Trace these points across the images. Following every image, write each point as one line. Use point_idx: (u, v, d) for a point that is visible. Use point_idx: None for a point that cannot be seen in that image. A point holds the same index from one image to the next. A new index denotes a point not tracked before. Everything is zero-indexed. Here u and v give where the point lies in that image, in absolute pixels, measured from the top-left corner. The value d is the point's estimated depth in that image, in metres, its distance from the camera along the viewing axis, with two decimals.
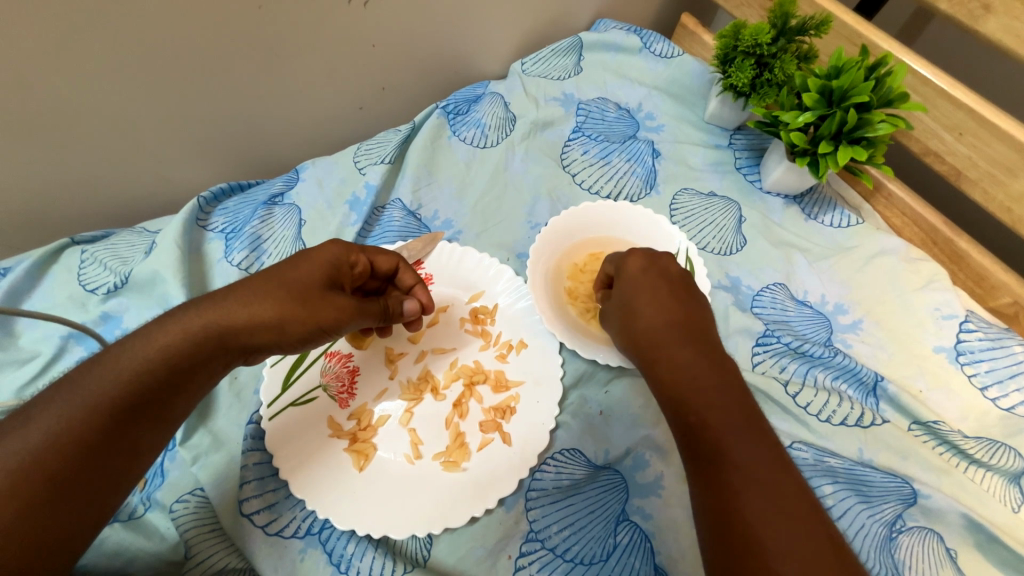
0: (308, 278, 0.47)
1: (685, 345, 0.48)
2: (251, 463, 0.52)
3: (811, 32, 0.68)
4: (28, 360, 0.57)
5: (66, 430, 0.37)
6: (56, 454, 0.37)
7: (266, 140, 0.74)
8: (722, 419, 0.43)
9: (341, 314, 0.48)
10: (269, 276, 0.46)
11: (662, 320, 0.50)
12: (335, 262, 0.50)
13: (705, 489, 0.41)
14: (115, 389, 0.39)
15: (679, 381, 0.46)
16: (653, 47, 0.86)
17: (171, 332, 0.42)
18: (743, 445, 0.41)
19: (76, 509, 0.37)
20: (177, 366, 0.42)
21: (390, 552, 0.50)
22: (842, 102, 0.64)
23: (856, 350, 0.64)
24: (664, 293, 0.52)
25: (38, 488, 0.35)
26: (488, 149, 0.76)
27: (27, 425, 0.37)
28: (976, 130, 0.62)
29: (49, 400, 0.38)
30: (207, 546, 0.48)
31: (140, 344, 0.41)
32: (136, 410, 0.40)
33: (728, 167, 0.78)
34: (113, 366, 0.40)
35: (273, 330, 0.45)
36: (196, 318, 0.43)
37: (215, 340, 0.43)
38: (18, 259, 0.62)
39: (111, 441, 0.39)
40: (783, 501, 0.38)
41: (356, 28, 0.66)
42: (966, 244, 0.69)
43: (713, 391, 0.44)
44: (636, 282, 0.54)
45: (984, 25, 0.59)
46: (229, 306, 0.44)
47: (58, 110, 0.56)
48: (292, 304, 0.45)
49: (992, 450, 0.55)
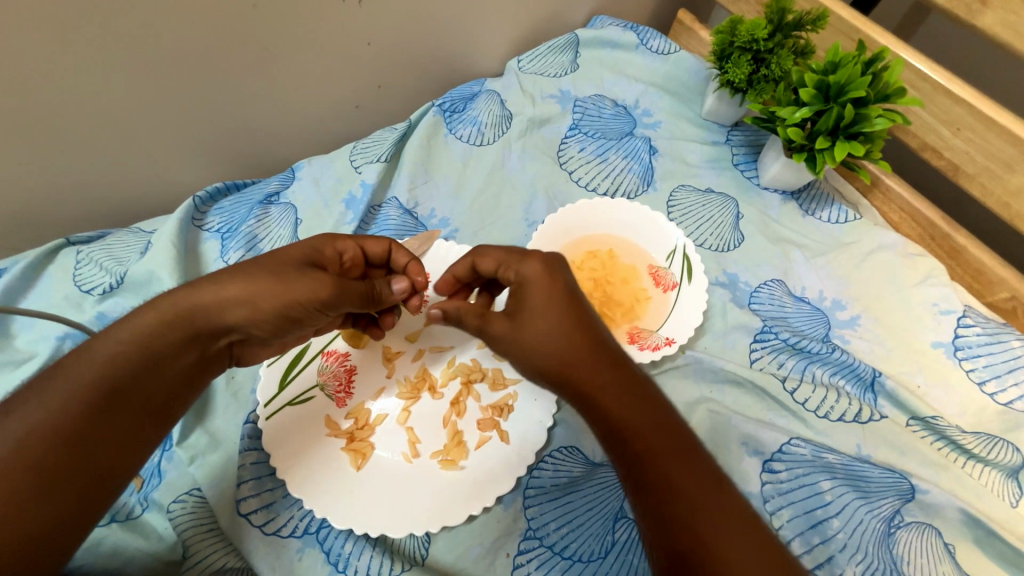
0: (287, 258, 0.48)
1: (606, 366, 0.43)
2: (249, 462, 0.52)
3: (807, 28, 0.68)
4: (24, 361, 0.56)
5: (52, 421, 0.37)
6: (41, 444, 0.37)
7: (262, 139, 0.74)
8: (657, 443, 0.40)
9: (319, 290, 0.47)
10: (258, 259, 0.47)
11: (577, 339, 0.44)
12: (316, 248, 0.50)
13: (655, 524, 0.38)
14: (96, 372, 0.40)
15: (612, 411, 0.42)
16: (650, 43, 0.85)
17: (150, 316, 0.43)
18: (683, 470, 0.39)
19: (65, 500, 0.37)
20: (158, 353, 0.43)
21: (388, 551, 0.50)
22: (839, 97, 0.64)
23: (854, 346, 0.64)
24: (567, 307, 0.46)
25: (21, 477, 0.35)
26: (485, 146, 0.76)
27: (14, 413, 0.37)
28: (974, 125, 0.62)
29: (38, 391, 0.39)
30: (205, 545, 0.48)
31: (122, 328, 0.42)
32: (119, 395, 0.40)
33: (725, 163, 0.78)
34: (97, 352, 0.41)
35: (247, 307, 0.45)
36: (173, 300, 0.44)
37: (188, 321, 0.44)
38: (13, 260, 0.62)
39: (97, 432, 0.39)
40: (734, 522, 0.37)
41: (352, 27, 0.66)
42: (964, 239, 0.68)
43: (643, 416, 0.41)
44: (541, 303, 0.46)
45: (981, 19, 0.59)
46: (204, 289, 0.45)
47: (52, 111, 0.56)
48: (265, 279, 0.45)
49: (990, 445, 0.56)
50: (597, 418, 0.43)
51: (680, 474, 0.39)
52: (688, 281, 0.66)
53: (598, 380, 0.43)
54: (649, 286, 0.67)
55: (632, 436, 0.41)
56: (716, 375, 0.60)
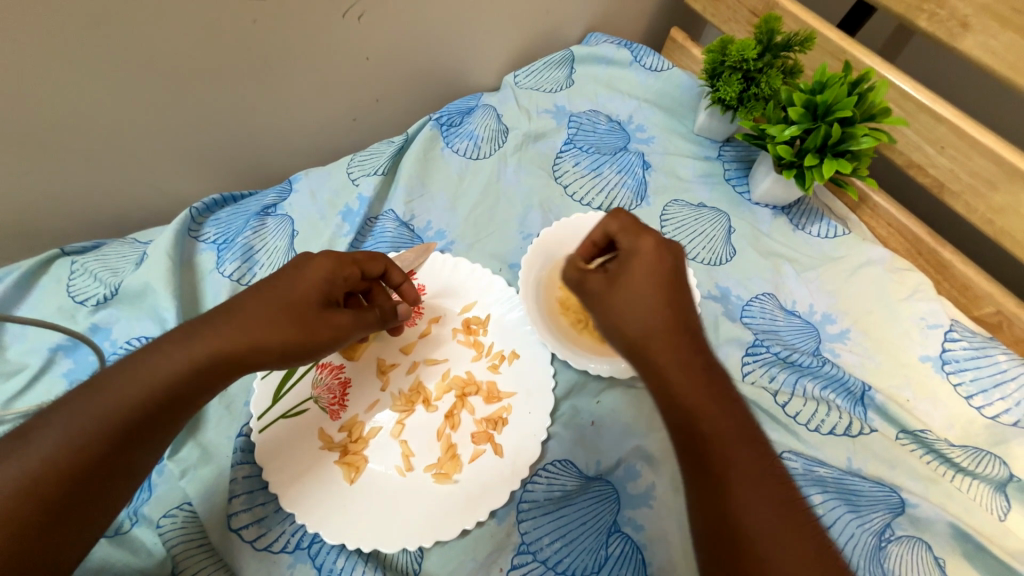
0: (306, 301, 0.48)
1: (685, 347, 0.42)
2: (241, 476, 0.52)
3: (796, 48, 0.69)
4: (15, 373, 0.56)
5: (66, 456, 0.37)
6: (55, 482, 0.37)
7: (259, 151, 0.74)
8: (721, 433, 0.39)
9: (338, 333, 0.50)
10: (279, 298, 0.47)
11: (659, 314, 0.43)
12: (330, 277, 0.50)
13: (708, 511, 0.37)
14: (117, 417, 0.39)
15: (678, 390, 0.41)
16: (644, 60, 0.87)
17: (175, 360, 0.42)
18: (748, 463, 0.38)
19: (71, 536, 0.37)
20: (183, 395, 0.42)
21: (380, 566, 0.50)
22: (827, 116, 0.65)
23: (844, 359, 0.64)
24: (663, 282, 0.44)
25: (33, 514, 0.36)
26: (481, 160, 0.77)
27: (27, 448, 0.37)
28: (958, 143, 0.64)
29: (52, 423, 0.38)
30: (194, 561, 0.48)
31: (143, 370, 0.41)
32: (136, 435, 0.40)
33: (717, 178, 0.79)
34: (116, 391, 0.40)
35: (280, 354, 0.46)
36: (201, 345, 0.43)
37: (221, 367, 0.43)
38: (6, 270, 0.62)
39: (106, 469, 0.39)
40: (792, 525, 0.36)
41: (349, 41, 0.67)
42: (950, 254, 0.70)
43: (713, 403, 0.40)
44: (643, 274, 0.45)
45: (963, 42, 0.61)
46: (232, 331, 0.44)
47: (49, 123, 0.56)
48: (293, 331, 0.46)
49: (978, 458, 0.56)
50: (661, 393, 0.42)
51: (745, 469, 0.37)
52: None
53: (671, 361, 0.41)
54: None
55: (697, 419, 0.40)
56: None
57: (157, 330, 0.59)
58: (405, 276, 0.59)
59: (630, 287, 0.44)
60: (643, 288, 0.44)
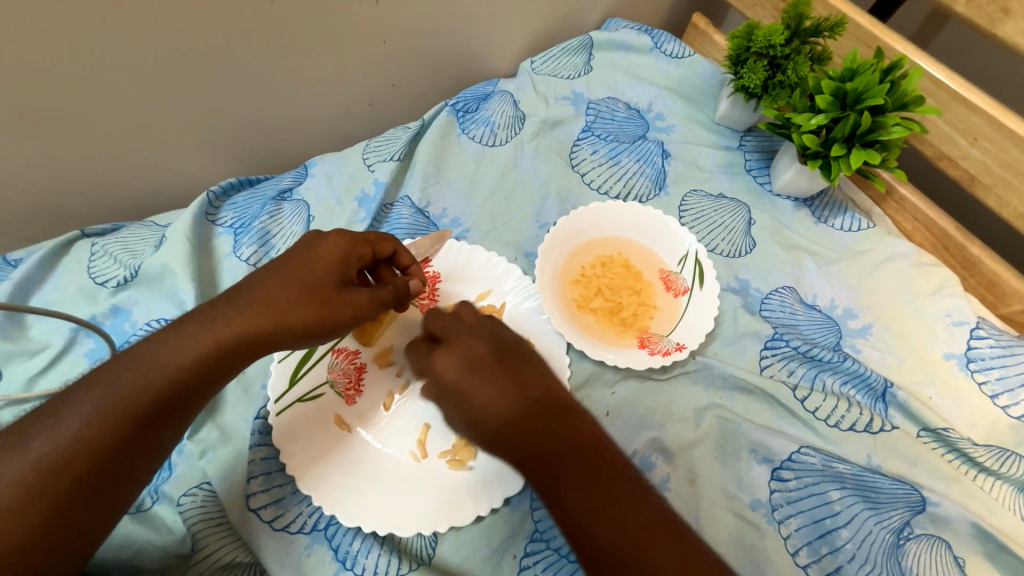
0: (326, 281, 0.48)
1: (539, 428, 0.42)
2: (258, 458, 0.53)
3: (825, 34, 0.67)
4: (38, 351, 0.57)
5: (95, 433, 0.38)
6: (88, 457, 0.37)
7: (276, 136, 0.74)
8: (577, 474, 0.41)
9: (359, 311, 0.49)
10: (300, 279, 0.47)
11: (505, 416, 0.43)
12: (345, 257, 0.50)
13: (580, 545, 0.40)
14: (146, 395, 0.40)
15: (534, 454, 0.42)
16: (665, 46, 0.85)
17: (203, 341, 0.42)
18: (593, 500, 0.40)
19: (102, 512, 0.38)
20: (209, 374, 0.43)
21: (395, 550, 0.50)
22: (856, 104, 0.64)
23: (865, 355, 0.63)
24: (502, 379, 0.44)
25: (65, 489, 0.36)
26: (497, 147, 0.76)
27: (59, 425, 0.38)
28: (991, 134, 0.62)
29: (80, 400, 0.39)
30: (214, 540, 0.48)
31: (170, 349, 0.41)
32: (161, 414, 0.41)
33: (737, 168, 0.78)
34: (143, 370, 0.40)
35: (304, 334, 0.47)
36: (228, 326, 0.43)
37: (247, 347, 0.44)
38: (29, 251, 0.63)
39: (136, 445, 0.39)
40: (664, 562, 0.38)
41: (367, 25, 0.66)
42: (978, 250, 0.68)
43: (557, 457, 0.41)
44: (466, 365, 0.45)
45: (1002, 29, 0.59)
46: (255, 312, 0.44)
47: (70, 105, 0.56)
48: (316, 311, 0.47)
49: (1002, 458, 0.55)
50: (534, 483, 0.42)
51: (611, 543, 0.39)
52: (700, 286, 0.67)
53: (521, 446, 0.42)
54: (660, 291, 0.67)
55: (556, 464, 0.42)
56: (725, 382, 0.60)
57: (174, 312, 0.60)
58: (414, 260, 0.58)
59: (474, 398, 0.43)
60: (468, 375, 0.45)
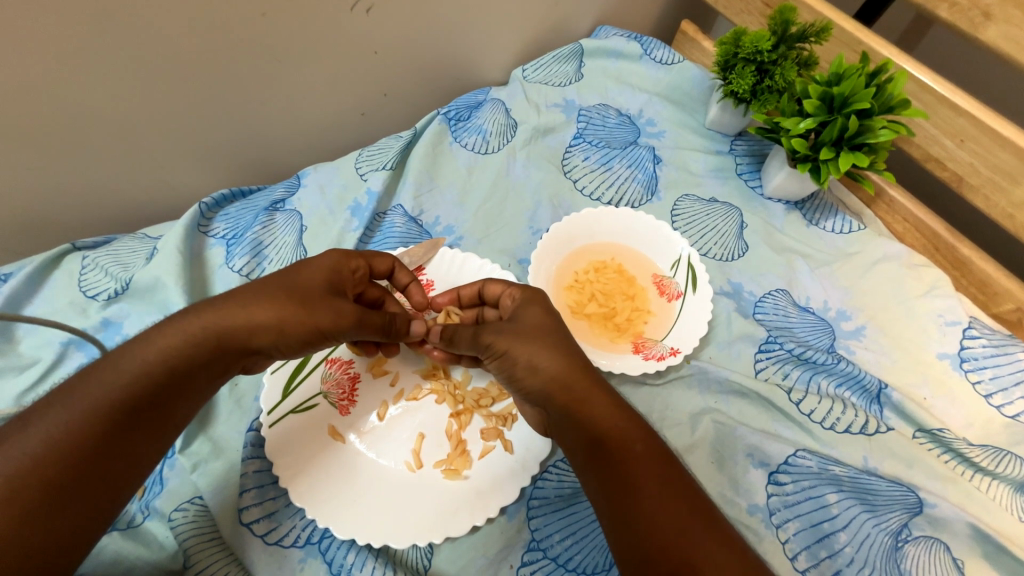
0: (307, 281, 0.48)
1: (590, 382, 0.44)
2: (251, 471, 0.52)
3: (811, 39, 0.67)
4: (28, 367, 0.56)
5: (65, 433, 0.37)
6: (56, 462, 0.37)
7: (268, 146, 0.74)
8: (643, 469, 0.40)
9: (342, 314, 0.48)
10: (279, 278, 0.47)
11: (552, 367, 0.44)
12: (333, 264, 0.51)
13: (618, 529, 0.38)
14: (115, 395, 0.39)
15: (602, 431, 0.42)
16: (654, 53, 0.86)
17: (169, 336, 0.42)
18: (658, 495, 0.38)
19: (73, 521, 0.37)
20: (178, 373, 0.42)
21: (390, 562, 0.50)
22: (843, 108, 0.64)
23: (859, 356, 0.63)
24: (557, 341, 0.46)
25: (33, 494, 0.35)
26: (490, 155, 0.76)
27: (27, 430, 0.37)
28: (977, 136, 0.62)
29: (48, 406, 0.38)
30: (205, 555, 0.47)
31: (139, 347, 0.41)
32: (132, 417, 0.40)
33: (728, 172, 0.78)
34: (112, 370, 0.40)
35: (279, 331, 0.45)
36: (195, 319, 0.43)
37: (215, 341, 0.43)
38: (19, 265, 0.62)
39: (107, 449, 0.38)
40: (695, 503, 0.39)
41: (358, 35, 0.67)
42: (968, 250, 0.68)
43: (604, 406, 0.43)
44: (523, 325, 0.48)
45: (984, 32, 0.59)
46: (226, 306, 0.44)
47: (61, 118, 0.56)
48: (291, 305, 0.45)
49: (998, 458, 0.55)
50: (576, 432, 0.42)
51: (643, 472, 0.40)
52: (693, 290, 0.67)
53: (577, 393, 0.43)
54: (654, 295, 0.67)
55: (620, 444, 0.41)
56: (721, 386, 0.60)
57: None
58: (411, 277, 0.60)
59: (526, 352, 0.45)
60: (544, 346, 0.45)
